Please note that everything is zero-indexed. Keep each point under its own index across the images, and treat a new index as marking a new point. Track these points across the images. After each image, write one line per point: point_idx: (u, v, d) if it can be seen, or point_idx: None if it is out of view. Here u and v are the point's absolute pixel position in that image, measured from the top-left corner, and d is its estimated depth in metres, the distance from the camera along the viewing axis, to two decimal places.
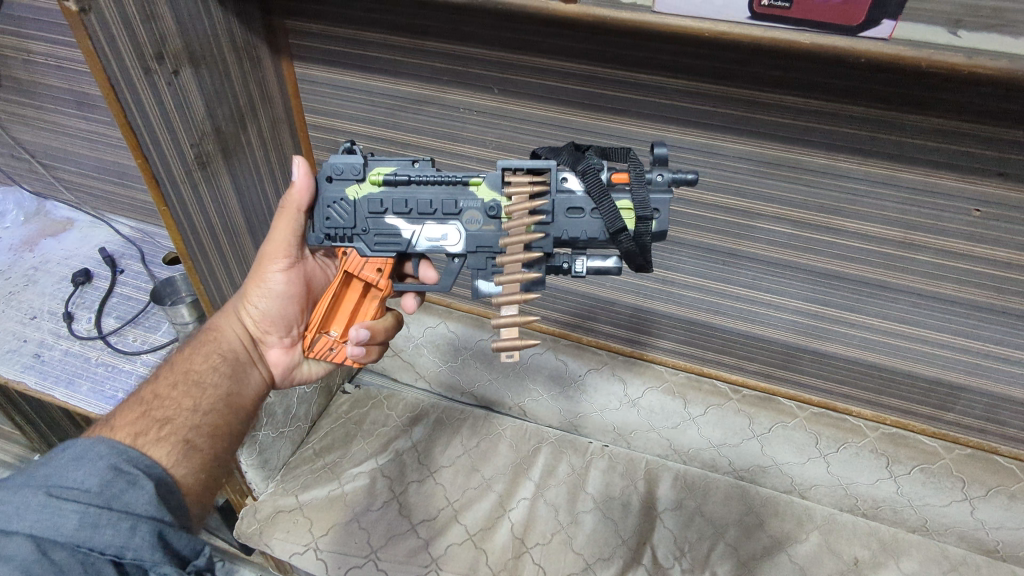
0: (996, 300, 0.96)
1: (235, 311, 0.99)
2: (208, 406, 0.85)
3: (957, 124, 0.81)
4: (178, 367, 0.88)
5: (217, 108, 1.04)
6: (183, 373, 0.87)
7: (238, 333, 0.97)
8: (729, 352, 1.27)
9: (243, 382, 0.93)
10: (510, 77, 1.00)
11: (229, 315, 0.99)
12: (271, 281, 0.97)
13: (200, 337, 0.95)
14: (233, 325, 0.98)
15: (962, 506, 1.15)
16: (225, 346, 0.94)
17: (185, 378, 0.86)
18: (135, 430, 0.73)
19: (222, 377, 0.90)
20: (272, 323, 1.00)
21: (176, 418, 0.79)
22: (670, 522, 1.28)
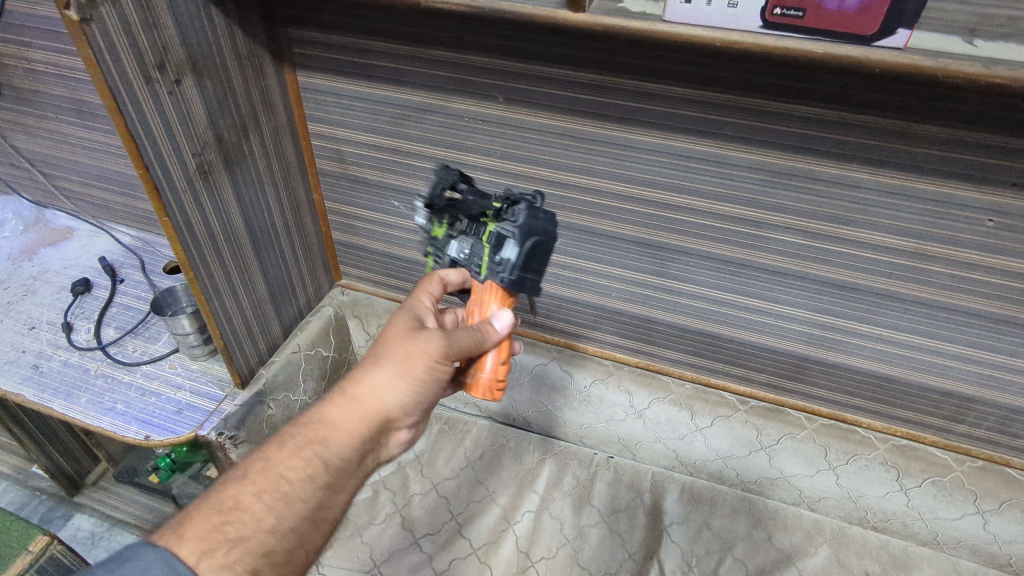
0: (1011, 311, 0.95)
1: (370, 395, 0.84)
2: (289, 527, 0.74)
3: (970, 133, 0.80)
4: (273, 466, 0.77)
5: (219, 117, 1.03)
6: (277, 476, 0.77)
7: (361, 425, 0.83)
8: (736, 363, 1.24)
9: (341, 493, 0.81)
10: (515, 85, 0.99)
11: (355, 400, 0.84)
12: (423, 369, 0.84)
13: (309, 421, 0.83)
14: (358, 413, 0.84)
15: (974, 519, 1.14)
16: (336, 448, 0.81)
17: (276, 487, 0.76)
18: (200, 554, 0.66)
19: (318, 489, 0.78)
20: (405, 414, 0.87)
21: (246, 542, 0.70)
22: (677, 536, 1.27)
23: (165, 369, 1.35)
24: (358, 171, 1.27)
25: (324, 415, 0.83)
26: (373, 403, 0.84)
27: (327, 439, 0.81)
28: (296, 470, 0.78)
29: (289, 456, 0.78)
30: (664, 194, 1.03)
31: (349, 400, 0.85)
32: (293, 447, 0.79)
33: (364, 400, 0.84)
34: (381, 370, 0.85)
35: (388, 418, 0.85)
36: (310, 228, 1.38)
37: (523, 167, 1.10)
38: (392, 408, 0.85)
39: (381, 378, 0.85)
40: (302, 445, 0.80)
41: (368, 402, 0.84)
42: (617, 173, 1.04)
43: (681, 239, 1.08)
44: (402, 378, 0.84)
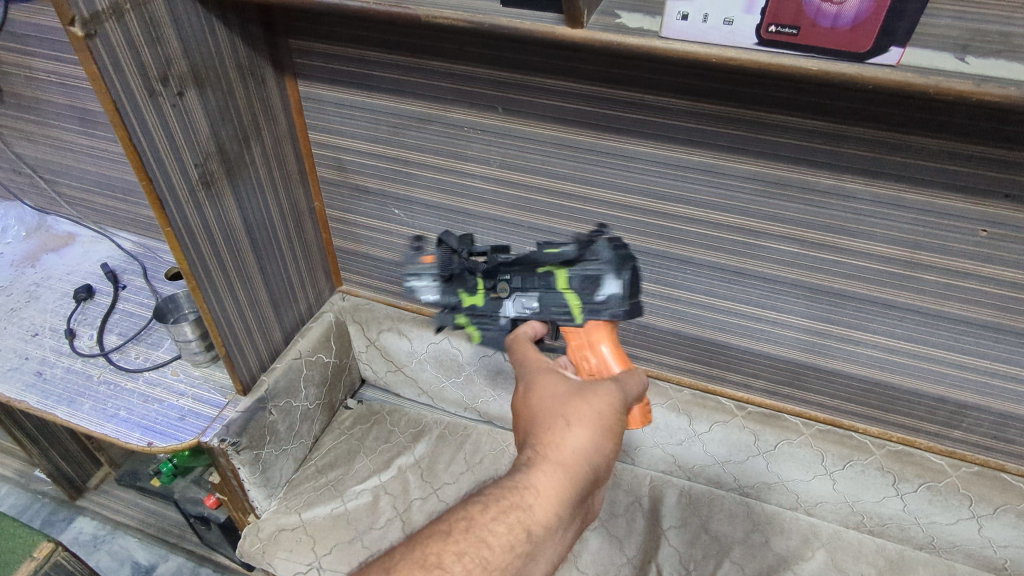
0: (1004, 320, 0.96)
1: (571, 452, 0.73)
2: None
3: (962, 145, 0.81)
4: (476, 529, 0.66)
5: (221, 127, 1.04)
6: (476, 540, 0.65)
7: (566, 486, 0.72)
8: (734, 369, 1.26)
9: (540, 560, 0.70)
10: (515, 96, 1.00)
11: (553, 460, 0.72)
12: (606, 426, 0.77)
13: (504, 476, 0.72)
14: (564, 475, 0.72)
15: (969, 523, 1.15)
16: (541, 514, 0.69)
17: (477, 552, 0.64)
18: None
19: (519, 560, 0.66)
20: (600, 474, 0.76)
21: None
22: (675, 541, 1.28)
23: (168, 375, 1.36)
24: (358, 179, 1.28)
25: (528, 477, 0.71)
26: (574, 462, 0.73)
27: (532, 502, 0.69)
28: (501, 535, 0.66)
29: (492, 517, 0.67)
30: (662, 204, 1.04)
31: (547, 460, 0.72)
32: (496, 503, 0.68)
33: (562, 459, 0.73)
34: (573, 426, 0.75)
35: (588, 480, 0.74)
36: (311, 235, 1.39)
37: (522, 177, 1.12)
38: (593, 469, 0.74)
39: (580, 433, 0.75)
40: (506, 503, 0.68)
41: (571, 461, 0.73)
42: (615, 182, 1.05)
43: (679, 247, 1.09)
44: (593, 432, 0.75)
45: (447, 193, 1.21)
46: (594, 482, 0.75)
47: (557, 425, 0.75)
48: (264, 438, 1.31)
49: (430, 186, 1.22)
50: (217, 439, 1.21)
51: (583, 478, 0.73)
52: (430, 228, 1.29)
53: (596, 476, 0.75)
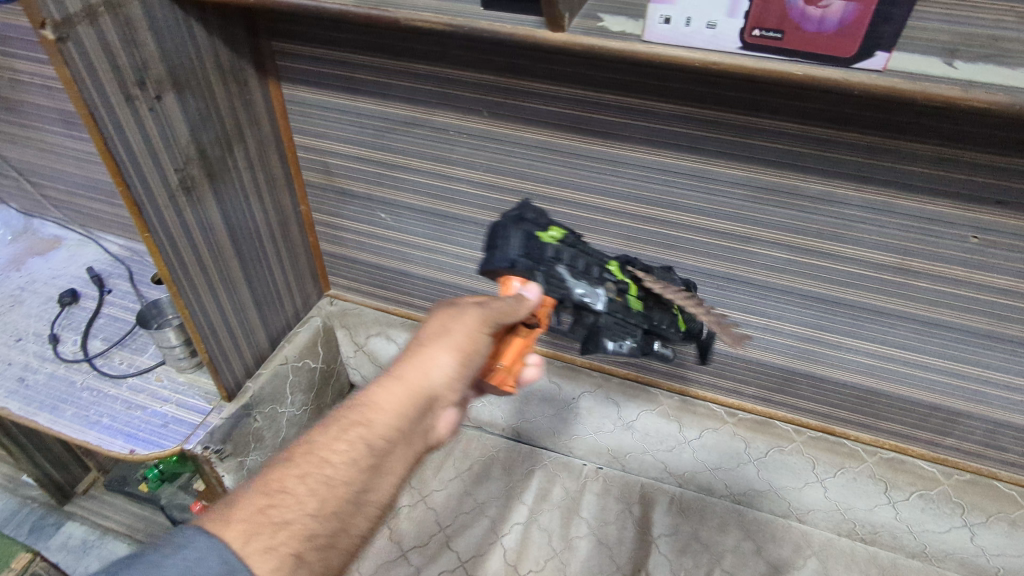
0: (995, 327, 0.94)
1: (415, 371, 0.74)
2: (338, 514, 0.64)
3: (952, 150, 0.79)
4: (318, 449, 0.67)
5: (202, 132, 1.03)
6: (318, 459, 0.66)
7: (409, 402, 0.72)
8: (724, 375, 1.25)
9: (389, 475, 0.70)
10: (500, 100, 0.98)
11: (398, 379, 0.74)
12: (467, 345, 0.76)
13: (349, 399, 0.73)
14: (402, 390, 0.73)
15: (961, 532, 1.14)
16: (381, 428, 0.70)
17: (319, 471, 0.65)
18: (246, 534, 0.59)
19: (365, 471, 0.67)
20: (451, 391, 0.76)
21: (291, 525, 0.61)
22: (665, 549, 1.27)
23: (152, 381, 1.34)
24: (344, 183, 1.26)
25: (370, 395, 0.72)
26: (418, 382, 0.74)
27: (371, 418, 0.70)
28: (342, 453, 0.67)
29: (335, 433, 0.68)
30: (651, 209, 1.03)
31: (394, 379, 0.74)
32: (342, 425, 0.69)
33: (406, 378, 0.74)
34: (423, 349, 0.76)
35: (433, 397, 0.74)
36: (297, 239, 1.37)
37: (509, 181, 1.10)
38: (439, 384, 0.75)
39: (428, 352, 0.76)
40: (349, 424, 0.69)
41: (413, 379, 0.74)
42: (602, 187, 1.03)
43: (668, 253, 1.08)
44: (444, 353, 0.75)
45: (434, 198, 1.20)
46: (446, 399, 0.76)
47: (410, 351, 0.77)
48: (248, 445, 1.29)
49: (417, 191, 1.20)
50: (201, 447, 1.20)
51: (427, 393, 0.74)
52: (417, 232, 1.28)
53: (444, 391, 0.75)
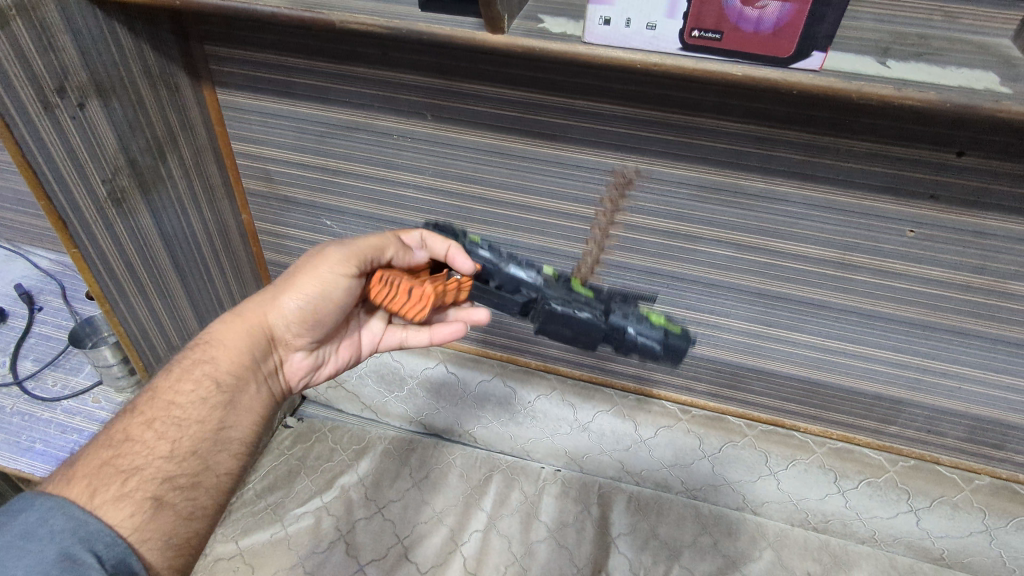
0: (932, 317, 0.97)
1: (254, 317, 0.91)
2: (191, 448, 0.79)
3: (888, 147, 0.80)
4: (165, 397, 0.82)
5: (132, 141, 0.98)
6: (165, 404, 0.81)
7: (250, 345, 0.90)
8: (676, 373, 1.25)
9: (240, 409, 0.87)
10: (445, 103, 0.96)
11: (239, 323, 0.91)
12: (307, 289, 0.89)
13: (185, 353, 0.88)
14: (241, 335, 0.90)
15: (908, 516, 1.18)
16: (225, 367, 0.87)
17: (166, 414, 0.80)
18: (91, 489, 0.69)
19: (212, 409, 0.83)
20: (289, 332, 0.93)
21: (143, 469, 0.74)
22: (625, 548, 1.28)
23: (88, 404, 1.28)
24: (287, 190, 1.22)
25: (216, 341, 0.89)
26: (257, 325, 0.91)
27: (216, 360, 0.87)
28: (187, 395, 0.82)
29: (183, 381, 0.83)
30: (599, 210, 1.02)
31: (237, 324, 0.91)
32: (180, 374, 0.84)
33: (246, 323, 0.91)
34: (266, 299, 0.92)
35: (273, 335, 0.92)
36: (239, 249, 1.32)
37: (457, 185, 1.08)
38: (274, 325, 0.92)
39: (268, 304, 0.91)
40: (189, 372, 0.84)
41: (251, 319, 0.91)
42: (550, 190, 1.02)
43: (618, 252, 1.08)
44: (278, 298, 0.91)
45: (380, 204, 1.17)
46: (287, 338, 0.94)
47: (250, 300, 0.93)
48: None
49: (363, 197, 1.17)
50: None
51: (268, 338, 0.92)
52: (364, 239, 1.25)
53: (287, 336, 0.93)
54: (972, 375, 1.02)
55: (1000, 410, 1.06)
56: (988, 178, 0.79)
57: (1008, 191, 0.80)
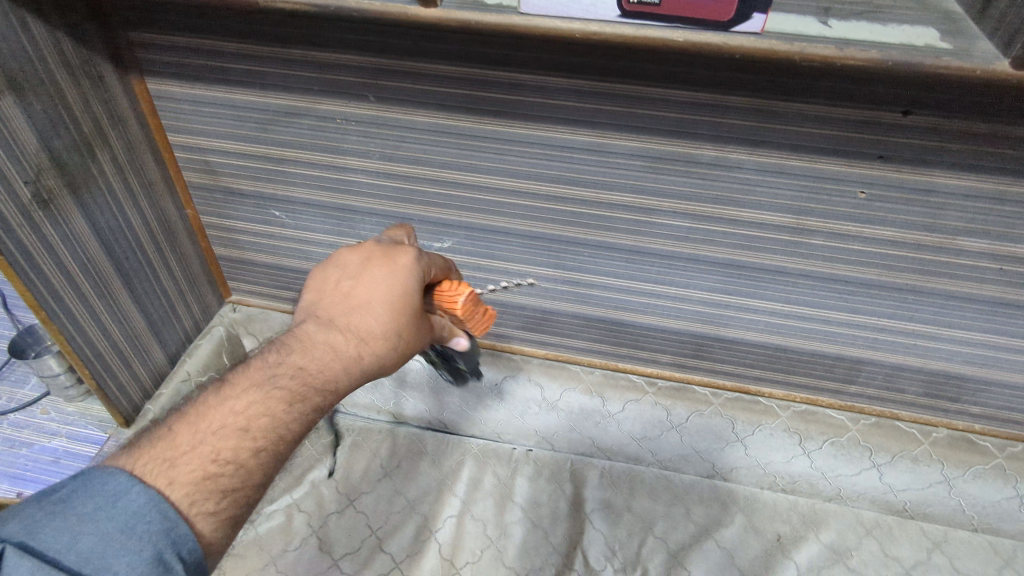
0: (886, 277, 0.98)
1: (368, 357, 0.76)
2: (280, 467, 0.73)
3: (836, 109, 0.80)
4: (272, 422, 0.70)
5: (55, 139, 0.92)
6: (272, 435, 0.70)
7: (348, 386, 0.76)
8: (640, 346, 1.25)
9: None
10: (387, 83, 0.93)
11: (356, 358, 0.75)
12: (412, 345, 0.80)
13: (287, 347, 0.74)
14: (352, 374, 0.75)
15: (871, 472, 1.20)
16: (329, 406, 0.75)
17: (271, 443, 0.70)
18: (192, 499, 0.65)
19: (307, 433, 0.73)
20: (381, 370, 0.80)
21: (240, 491, 0.68)
22: (599, 523, 1.29)
23: (37, 415, 1.24)
24: (232, 182, 1.17)
25: (329, 370, 0.73)
26: (369, 367, 0.76)
27: (326, 399, 0.74)
28: (291, 424, 0.71)
29: (292, 413, 0.71)
30: (553, 186, 1.00)
31: (353, 360, 0.75)
32: (292, 396, 0.71)
33: (362, 362, 0.76)
34: (386, 331, 0.76)
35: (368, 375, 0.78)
36: (187, 245, 1.27)
37: (407, 168, 1.05)
38: (380, 369, 0.78)
39: (369, 346, 0.75)
40: (302, 400, 0.72)
41: (363, 360, 0.75)
42: (503, 169, 1.00)
43: (575, 229, 1.06)
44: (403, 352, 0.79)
45: (328, 191, 1.13)
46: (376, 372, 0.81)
47: (382, 331, 0.76)
48: None
49: (310, 184, 1.13)
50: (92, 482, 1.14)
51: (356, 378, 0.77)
52: (315, 228, 1.21)
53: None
54: (928, 331, 1.04)
55: (957, 363, 1.08)
56: (936, 136, 0.79)
57: (955, 147, 0.80)
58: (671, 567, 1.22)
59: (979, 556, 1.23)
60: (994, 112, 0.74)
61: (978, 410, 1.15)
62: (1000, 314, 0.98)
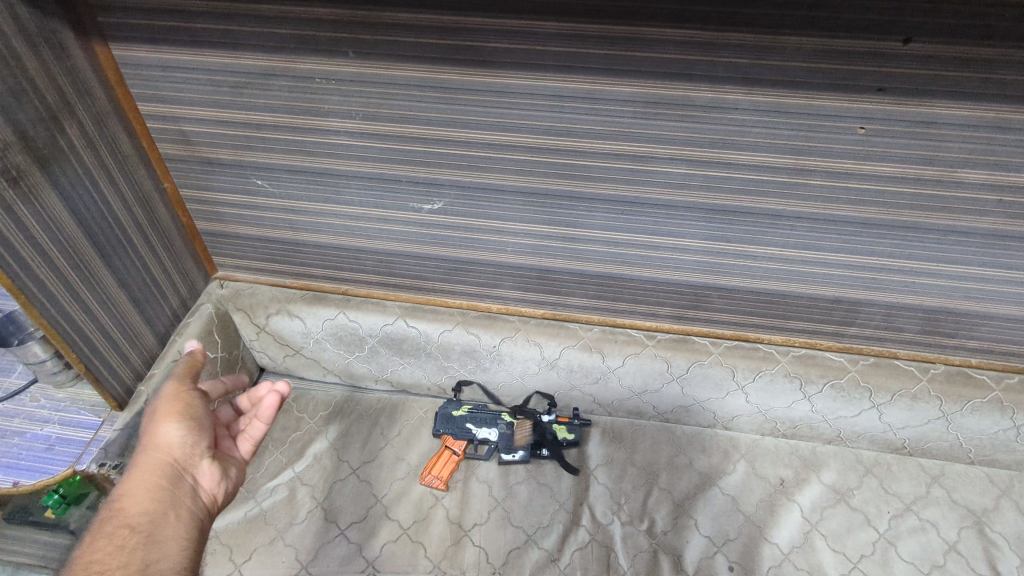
0: (887, 215, 0.97)
1: (147, 456, 0.84)
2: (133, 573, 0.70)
3: (832, 40, 0.77)
4: (84, 554, 0.72)
5: (19, 113, 0.87)
6: (92, 561, 0.71)
7: (156, 490, 0.81)
8: (639, 301, 1.23)
9: (167, 537, 0.78)
10: (368, 37, 0.88)
11: (145, 465, 0.84)
12: (159, 425, 0.87)
13: (104, 510, 0.79)
14: (148, 473, 0.82)
15: (871, 412, 1.23)
16: (136, 507, 0.79)
17: (90, 564, 0.71)
18: None
19: (133, 551, 0.74)
20: (189, 458, 0.88)
21: None
22: (603, 479, 1.30)
23: (26, 404, 1.19)
24: (210, 152, 1.12)
25: (123, 493, 0.81)
26: (161, 461, 0.84)
27: (126, 507, 0.79)
28: (105, 545, 0.74)
29: (99, 537, 0.75)
30: (545, 139, 0.97)
31: (137, 470, 0.83)
32: (96, 532, 0.75)
33: (152, 462, 0.84)
34: (148, 441, 0.86)
35: (177, 468, 0.85)
36: (169, 223, 1.23)
37: (392, 128, 1.01)
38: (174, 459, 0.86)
39: (151, 445, 0.85)
40: (104, 527, 0.76)
41: (150, 459, 0.84)
42: (491, 123, 0.96)
43: (569, 184, 1.03)
44: (175, 434, 0.87)
45: (310, 155, 1.09)
46: (188, 467, 0.87)
47: (144, 443, 0.86)
48: None
49: (291, 150, 1.08)
50: (96, 465, 1.11)
51: (174, 473, 0.85)
52: (300, 196, 1.17)
53: (188, 462, 0.87)
54: (926, 268, 1.03)
55: (955, 299, 1.08)
56: (938, 64, 0.77)
57: (956, 75, 0.78)
58: (677, 517, 1.24)
59: (977, 487, 1.26)
60: (998, 33, 0.73)
61: (975, 344, 1.16)
62: (999, 247, 0.97)
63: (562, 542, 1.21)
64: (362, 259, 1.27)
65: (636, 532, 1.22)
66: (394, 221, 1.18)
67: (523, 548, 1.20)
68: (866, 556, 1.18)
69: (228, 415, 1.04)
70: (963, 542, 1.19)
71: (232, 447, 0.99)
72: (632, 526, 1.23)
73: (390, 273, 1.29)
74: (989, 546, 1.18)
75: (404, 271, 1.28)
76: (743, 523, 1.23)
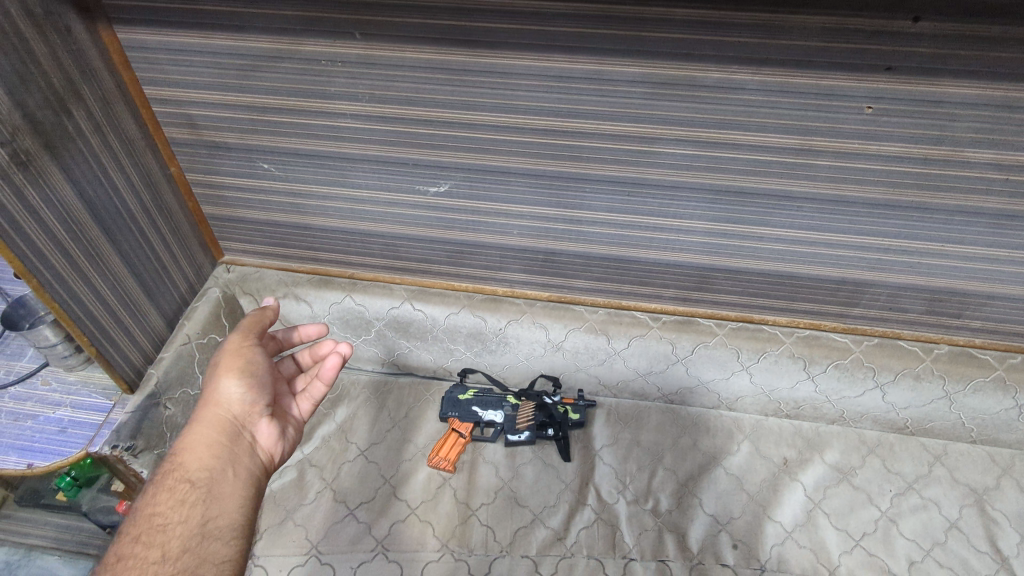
0: (893, 195, 0.97)
1: (207, 410, 0.88)
2: (188, 532, 0.76)
3: (840, 19, 0.77)
4: (148, 510, 0.78)
5: (26, 95, 0.87)
6: (154, 519, 0.77)
7: (214, 446, 0.85)
8: (645, 282, 1.23)
9: (224, 495, 0.82)
10: (375, 18, 0.88)
11: (206, 419, 0.88)
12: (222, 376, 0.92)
13: (167, 463, 0.84)
14: (209, 428, 0.87)
15: (874, 392, 1.24)
16: (197, 461, 0.83)
17: (152, 522, 0.77)
18: None
19: (193, 507, 0.78)
20: (248, 412, 0.91)
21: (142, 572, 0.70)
22: (609, 459, 1.32)
23: (38, 387, 1.21)
24: (216, 136, 1.13)
25: (185, 445, 0.85)
26: (220, 415, 0.88)
27: (188, 460, 0.83)
28: (166, 501, 0.79)
29: (161, 492, 0.80)
30: (552, 120, 0.97)
31: (197, 423, 0.88)
32: (158, 488, 0.80)
33: (211, 416, 0.88)
34: (210, 393, 0.90)
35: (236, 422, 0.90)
36: (176, 208, 1.24)
37: (398, 109, 1.01)
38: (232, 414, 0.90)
39: (212, 399, 0.90)
40: (166, 482, 0.81)
41: (211, 412, 0.88)
42: (498, 104, 0.96)
43: (575, 165, 1.03)
44: (235, 388, 0.91)
45: (316, 138, 1.09)
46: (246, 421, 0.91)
47: (205, 395, 0.90)
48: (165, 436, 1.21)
49: (298, 133, 1.09)
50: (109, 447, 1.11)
51: (234, 428, 0.89)
52: (306, 179, 1.17)
53: (248, 416, 0.91)
54: (932, 248, 1.04)
55: (960, 279, 1.08)
56: (946, 43, 0.77)
57: (965, 54, 0.78)
58: (681, 496, 1.26)
59: (979, 466, 1.28)
60: (1006, 12, 0.73)
61: (979, 324, 1.16)
62: (1004, 227, 0.97)
63: (568, 521, 1.23)
64: (369, 242, 1.28)
65: (641, 511, 1.24)
66: (400, 204, 1.18)
67: (530, 526, 1.22)
68: (868, 534, 1.20)
69: (289, 370, 1.08)
70: (965, 520, 1.21)
71: (292, 403, 1.02)
72: (638, 505, 1.25)
73: (396, 256, 1.30)
74: (989, 523, 1.20)
75: (409, 254, 1.29)
76: (746, 502, 1.25)
